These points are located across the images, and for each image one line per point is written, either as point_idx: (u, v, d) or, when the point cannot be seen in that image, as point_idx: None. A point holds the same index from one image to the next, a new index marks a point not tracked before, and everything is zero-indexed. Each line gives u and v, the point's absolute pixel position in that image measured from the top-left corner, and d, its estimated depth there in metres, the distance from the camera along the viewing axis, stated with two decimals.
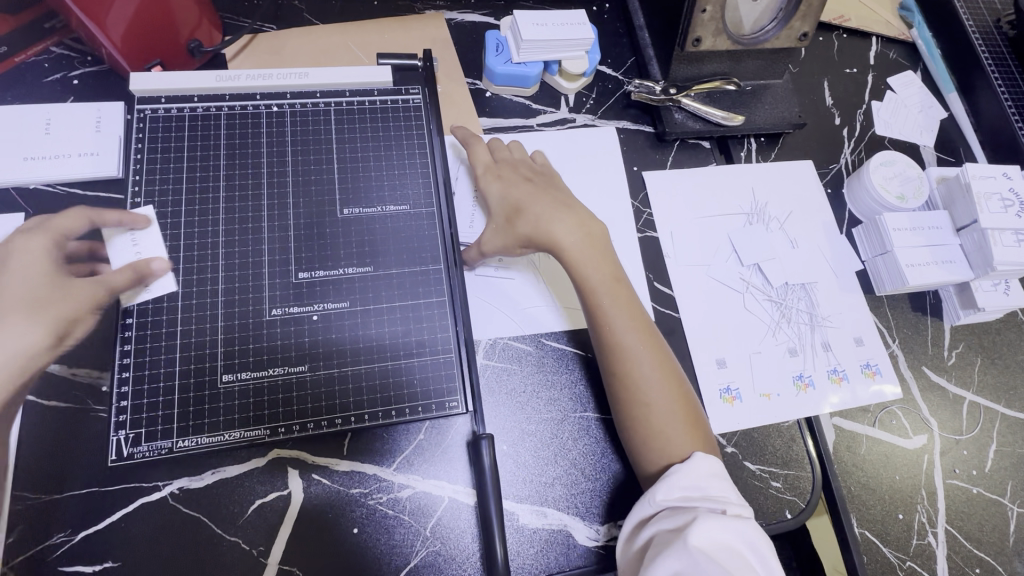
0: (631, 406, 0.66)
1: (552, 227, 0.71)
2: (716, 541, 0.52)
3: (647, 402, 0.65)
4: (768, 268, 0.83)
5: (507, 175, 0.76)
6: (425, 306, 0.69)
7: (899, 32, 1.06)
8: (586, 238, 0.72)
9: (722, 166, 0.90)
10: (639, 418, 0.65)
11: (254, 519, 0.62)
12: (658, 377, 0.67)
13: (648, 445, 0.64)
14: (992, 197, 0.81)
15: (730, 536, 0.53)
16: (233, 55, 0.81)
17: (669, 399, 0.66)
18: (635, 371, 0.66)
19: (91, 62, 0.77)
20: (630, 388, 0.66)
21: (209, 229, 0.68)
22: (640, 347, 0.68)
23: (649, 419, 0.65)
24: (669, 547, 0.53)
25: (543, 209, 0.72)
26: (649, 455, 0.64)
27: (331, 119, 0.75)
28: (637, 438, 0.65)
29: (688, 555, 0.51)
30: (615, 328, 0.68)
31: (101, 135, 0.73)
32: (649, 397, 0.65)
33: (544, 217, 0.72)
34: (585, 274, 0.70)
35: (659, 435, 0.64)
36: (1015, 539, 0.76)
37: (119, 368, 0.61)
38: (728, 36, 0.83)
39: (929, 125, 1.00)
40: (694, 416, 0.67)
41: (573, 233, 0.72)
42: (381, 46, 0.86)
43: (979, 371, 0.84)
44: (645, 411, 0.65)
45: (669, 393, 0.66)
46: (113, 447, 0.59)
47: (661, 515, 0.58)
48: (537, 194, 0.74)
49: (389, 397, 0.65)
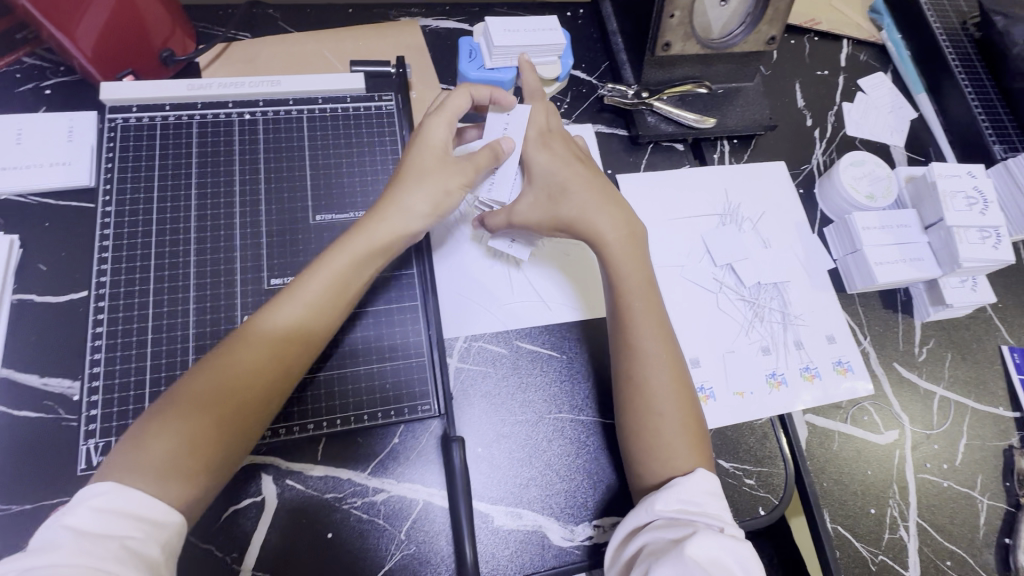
0: (643, 414, 0.65)
1: (590, 221, 0.72)
2: (712, 556, 0.50)
3: (660, 414, 0.64)
4: (740, 267, 0.85)
5: (554, 149, 0.76)
6: (397, 311, 0.72)
7: (868, 35, 1.08)
8: (621, 240, 0.72)
9: (696, 168, 0.91)
10: (649, 427, 0.64)
11: (227, 526, 0.62)
12: (670, 384, 0.66)
13: (652, 457, 0.63)
14: (957, 195, 0.83)
15: (727, 557, 0.51)
16: (207, 64, 0.82)
17: (681, 412, 0.65)
18: (646, 373, 0.66)
19: (64, 72, 0.77)
20: (642, 390, 0.65)
21: (181, 236, 0.69)
22: (661, 355, 0.67)
23: (659, 430, 0.64)
24: (664, 556, 0.51)
25: (580, 202, 0.73)
26: (652, 466, 0.63)
27: (450, 127, 0.70)
28: (641, 448, 0.64)
29: (681, 564, 0.49)
30: (638, 334, 0.68)
31: (74, 145, 0.73)
32: (661, 408, 0.64)
33: (583, 207, 0.73)
34: (619, 276, 0.71)
35: (664, 447, 0.63)
36: (984, 531, 0.77)
37: (89, 377, 0.63)
38: (697, 41, 0.84)
39: (899, 125, 1.02)
40: (701, 431, 0.65)
41: (608, 231, 0.72)
42: (356, 53, 0.86)
43: (950, 367, 0.85)
44: (656, 421, 0.64)
45: (681, 406, 0.65)
46: (82, 456, 0.60)
47: (655, 524, 0.57)
48: (580, 180, 0.74)
49: (361, 402, 0.68)
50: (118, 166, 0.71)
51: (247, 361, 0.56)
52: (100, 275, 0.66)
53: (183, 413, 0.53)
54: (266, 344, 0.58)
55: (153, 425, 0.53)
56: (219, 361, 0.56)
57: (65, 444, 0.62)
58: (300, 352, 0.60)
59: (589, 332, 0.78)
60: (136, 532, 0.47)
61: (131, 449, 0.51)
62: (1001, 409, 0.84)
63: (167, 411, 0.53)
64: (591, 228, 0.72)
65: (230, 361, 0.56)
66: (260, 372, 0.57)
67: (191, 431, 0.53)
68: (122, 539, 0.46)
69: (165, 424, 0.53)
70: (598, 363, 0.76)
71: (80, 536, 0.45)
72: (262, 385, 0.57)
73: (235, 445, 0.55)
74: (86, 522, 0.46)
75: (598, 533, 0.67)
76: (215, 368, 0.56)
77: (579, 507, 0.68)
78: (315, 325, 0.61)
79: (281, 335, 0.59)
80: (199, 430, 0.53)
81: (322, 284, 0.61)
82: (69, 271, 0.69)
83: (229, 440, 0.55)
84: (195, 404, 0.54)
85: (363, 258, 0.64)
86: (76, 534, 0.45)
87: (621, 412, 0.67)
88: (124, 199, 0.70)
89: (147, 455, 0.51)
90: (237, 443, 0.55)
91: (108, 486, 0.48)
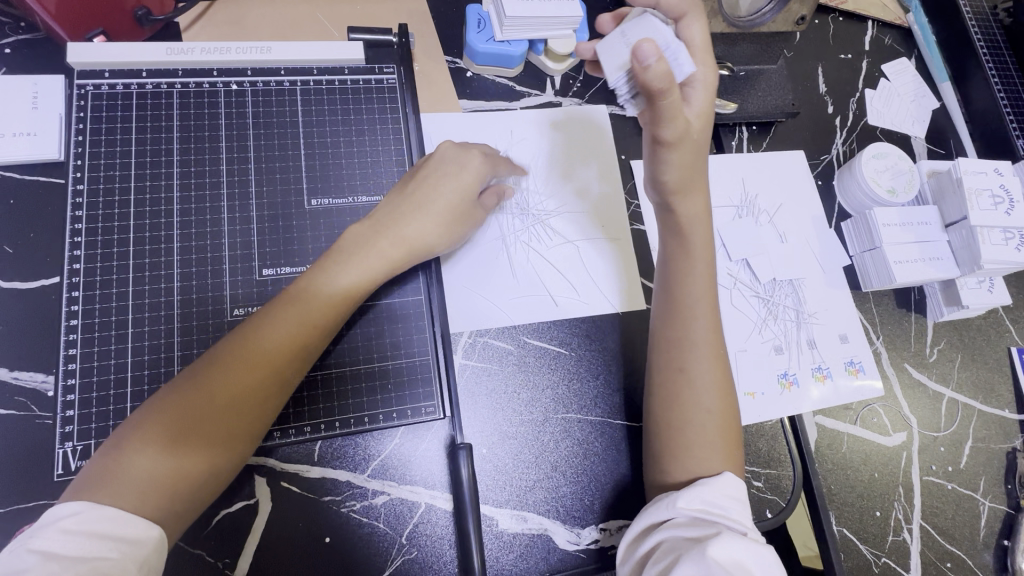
0: (688, 408, 0.61)
1: (681, 205, 0.65)
2: (735, 558, 0.47)
3: (705, 407, 0.61)
4: (756, 263, 0.82)
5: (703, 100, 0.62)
6: (401, 306, 0.68)
7: (895, 16, 1.02)
8: (704, 227, 0.67)
9: (714, 156, 0.87)
10: (690, 422, 0.61)
11: (218, 531, 0.59)
12: (717, 386, 0.62)
13: (686, 454, 0.60)
14: (983, 194, 0.79)
15: (751, 561, 0.48)
16: (187, 26, 0.74)
17: (724, 409, 0.62)
18: (693, 368, 0.63)
19: (24, 28, 0.69)
20: (687, 386, 0.62)
21: (163, 219, 0.64)
22: (709, 351, 0.64)
23: (702, 425, 0.60)
24: (684, 554, 0.49)
25: (688, 175, 0.63)
26: (685, 462, 0.59)
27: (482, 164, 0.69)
28: (675, 443, 0.60)
29: (704, 564, 0.47)
30: (693, 323, 0.64)
31: (39, 113, 0.66)
32: (707, 402, 0.61)
33: (696, 182, 0.64)
34: (693, 265, 0.66)
35: (703, 444, 0.60)
36: (985, 532, 0.78)
37: (63, 375, 0.57)
38: (723, 19, 0.78)
39: (922, 115, 0.97)
40: (737, 434, 0.62)
41: (692, 218, 0.66)
42: (352, 18, 0.79)
43: (958, 369, 0.84)
44: (701, 416, 0.61)
45: (725, 407, 0.62)
46: (59, 460, 0.55)
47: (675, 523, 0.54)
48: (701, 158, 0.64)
49: (361, 404, 0.64)
50: (90, 139, 0.65)
51: (241, 346, 0.53)
52: (74, 262, 0.61)
53: (160, 406, 0.50)
54: (257, 330, 0.53)
55: (146, 409, 0.50)
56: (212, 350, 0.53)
57: (40, 444, 0.57)
58: (288, 335, 0.54)
59: (602, 328, 0.75)
60: (112, 552, 0.42)
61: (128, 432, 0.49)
62: (1007, 411, 0.84)
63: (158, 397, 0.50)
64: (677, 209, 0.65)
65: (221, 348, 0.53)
66: (242, 360, 0.52)
67: (167, 424, 0.49)
68: (94, 561, 0.41)
69: (155, 407, 0.50)
70: (608, 361, 0.73)
71: (50, 560, 0.40)
72: (247, 373, 0.52)
73: (224, 436, 0.50)
74: (57, 544, 0.41)
75: (605, 536, 0.66)
76: (203, 359, 0.53)
77: (585, 510, 0.66)
78: (315, 310, 0.56)
79: (268, 320, 0.54)
80: (175, 424, 0.49)
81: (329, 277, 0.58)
82: (40, 255, 0.63)
83: (223, 432, 0.50)
84: (195, 390, 0.50)
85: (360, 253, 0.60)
86: (44, 558, 0.40)
87: (660, 403, 0.63)
88: (97, 176, 0.64)
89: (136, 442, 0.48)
90: (224, 432, 0.50)
91: (79, 504, 0.44)
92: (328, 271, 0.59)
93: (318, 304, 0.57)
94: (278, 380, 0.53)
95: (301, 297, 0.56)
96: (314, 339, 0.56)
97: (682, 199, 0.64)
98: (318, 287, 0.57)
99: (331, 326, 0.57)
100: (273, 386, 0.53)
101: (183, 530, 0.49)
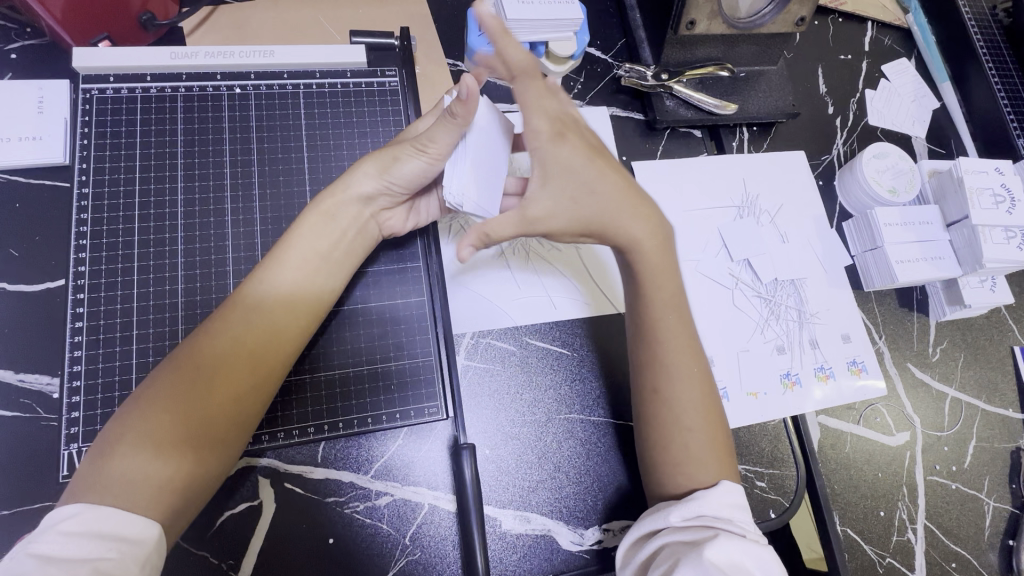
0: (669, 428, 0.61)
1: (619, 226, 0.62)
2: (734, 561, 0.47)
3: (688, 426, 0.60)
4: (758, 263, 0.82)
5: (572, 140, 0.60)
6: (403, 306, 0.68)
7: (894, 17, 1.02)
8: (654, 248, 0.64)
9: (714, 156, 0.88)
10: (676, 439, 0.60)
11: (225, 532, 0.59)
12: (698, 403, 0.61)
13: (677, 470, 0.60)
14: (983, 192, 0.79)
15: (750, 563, 0.48)
16: (192, 30, 0.75)
17: (708, 424, 0.61)
18: (666, 389, 0.62)
19: (30, 34, 0.70)
20: (664, 408, 0.61)
21: (167, 221, 0.64)
22: (687, 367, 0.63)
23: (687, 442, 0.60)
24: (683, 557, 0.48)
25: (605, 206, 0.61)
26: (675, 476, 0.59)
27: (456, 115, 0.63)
28: (666, 461, 0.60)
29: (701, 568, 0.46)
30: (661, 342, 0.63)
31: (45, 117, 0.66)
32: (689, 422, 0.60)
33: (611, 212, 0.62)
34: (650, 290, 0.64)
35: (691, 460, 0.59)
36: (990, 532, 0.77)
37: (68, 376, 0.58)
38: (723, 20, 0.78)
39: (922, 115, 0.98)
40: (726, 441, 0.62)
41: (641, 238, 0.63)
42: (354, 22, 0.80)
43: (962, 368, 0.84)
44: (683, 434, 0.60)
45: (709, 421, 0.61)
46: (64, 462, 0.56)
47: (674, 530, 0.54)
48: (610, 187, 0.62)
49: (365, 405, 0.64)
50: (95, 144, 0.65)
51: (222, 348, 0.52)
52: (79, 265, 0.61)
53: (147, 410, 0.49)
54: (234, 330, 0.53)
55: (130, 417, 0.49)
56: (186, 351, 0.51)
57: (46, 446, 0.57)
58: (266, 330, 0.54)
59: (604, 329, 0.75)
60: (111, 553, 0.42)
61: (115, 441, 0.47)
62: (1010, 410, 0.83)
63: (141, 404, 0.49)
64: (619, 235, 0.63)
65: (200, 352, 0.52)
66: (227, 363, 0.52)
67: (159, 427, 0.48)
68: (94, 563, 0.41)
69: (142, 413, 0.49)
70: (610, 361, 0.73)
71: (47, 563, 0.40)
72: (235, 375, 0.52)
73: (217, 438, 0.51)
74: (55, 547, 0.41)
75: (607, 537, 0.66)
76: (177, 361, 0.51)
77: (589, 510, 0.66)
78: (288, 307, 0.56)
79: (244, 317, 0.54)
80: (168, 430, 0.48)
81: (290, 267, 0.57)
82: (46, 258, 0.64)
83: (215, 435, 0.51)
84: (182, 393, 0.50)
85: (322, 237, 0.59)
86: (43, 562, 0.40)
87: (644, 425, 0.63)
88: (102, 179, 0.64)
89: (126, 451, 0.47)
90: (217, 435, 0.51)
91: (77, 506, 0.44)
92: (287, 259, 0.57)
93: (286, 300, 0.56)
94: (262, 378, 0.54)
95: (273, 291, 0.56)
96: (294, 338, 0.56)
97: (616, 225, 0.62)
98: (276, 279, 0.56)
99: (310, 322, 0.58)
100: (259, 381, 0.53)
101: (179, 533, 0.49)
